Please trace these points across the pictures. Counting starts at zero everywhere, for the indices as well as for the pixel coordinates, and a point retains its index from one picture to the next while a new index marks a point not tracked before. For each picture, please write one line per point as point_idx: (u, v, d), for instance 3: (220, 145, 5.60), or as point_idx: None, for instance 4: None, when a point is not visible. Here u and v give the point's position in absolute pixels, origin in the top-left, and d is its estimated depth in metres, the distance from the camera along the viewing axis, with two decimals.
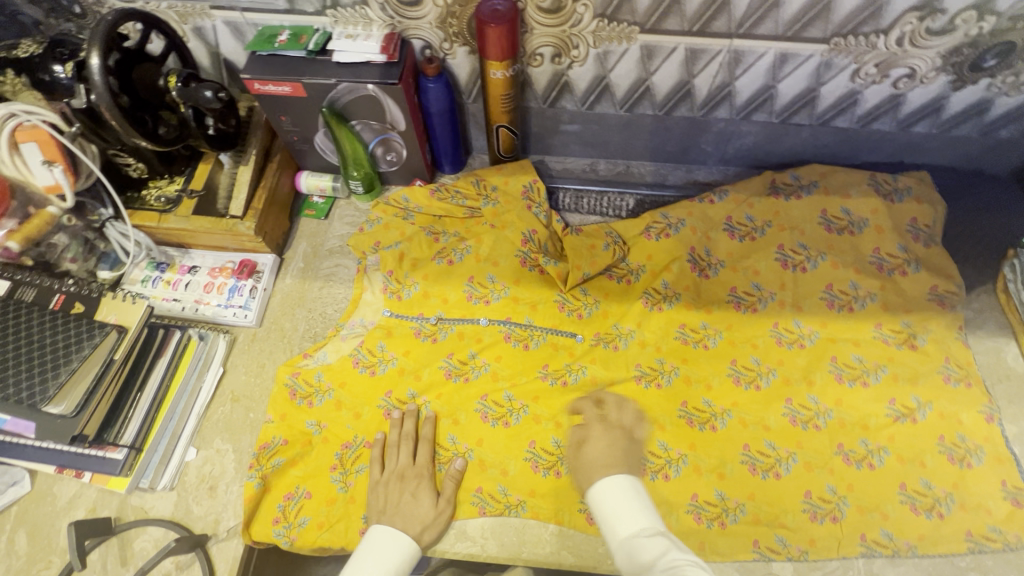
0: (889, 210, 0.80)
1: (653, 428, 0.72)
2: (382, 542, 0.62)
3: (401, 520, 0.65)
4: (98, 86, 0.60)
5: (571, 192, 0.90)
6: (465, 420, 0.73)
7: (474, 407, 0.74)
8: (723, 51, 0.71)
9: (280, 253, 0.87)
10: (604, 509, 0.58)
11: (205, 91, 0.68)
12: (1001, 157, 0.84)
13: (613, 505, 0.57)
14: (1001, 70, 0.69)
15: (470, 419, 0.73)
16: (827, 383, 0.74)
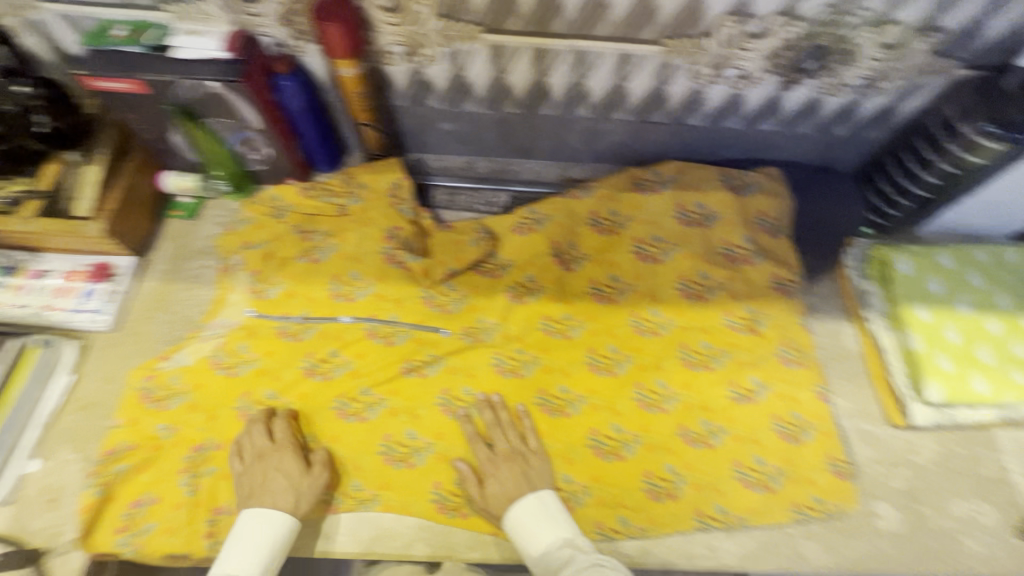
0: (738, 204, 0.85)
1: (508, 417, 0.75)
2: (251, 528, 0.64)
3: (276, 501, 0.66)
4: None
5: (446, 190, 0.93)
6: (323, 419, 0.74)
7: (332, 406, 0.74)
8: (567, 52, 0.73)
9: (142, 254, 0.84)
10: (518, 527, 0.66)
11: None
12: (841, 153, 0.90)
13: (528, 523, 0.66)
14: (821, 71, 0.75)
15: (328, 416, 0.74)
16: (677, 368, 0.79)
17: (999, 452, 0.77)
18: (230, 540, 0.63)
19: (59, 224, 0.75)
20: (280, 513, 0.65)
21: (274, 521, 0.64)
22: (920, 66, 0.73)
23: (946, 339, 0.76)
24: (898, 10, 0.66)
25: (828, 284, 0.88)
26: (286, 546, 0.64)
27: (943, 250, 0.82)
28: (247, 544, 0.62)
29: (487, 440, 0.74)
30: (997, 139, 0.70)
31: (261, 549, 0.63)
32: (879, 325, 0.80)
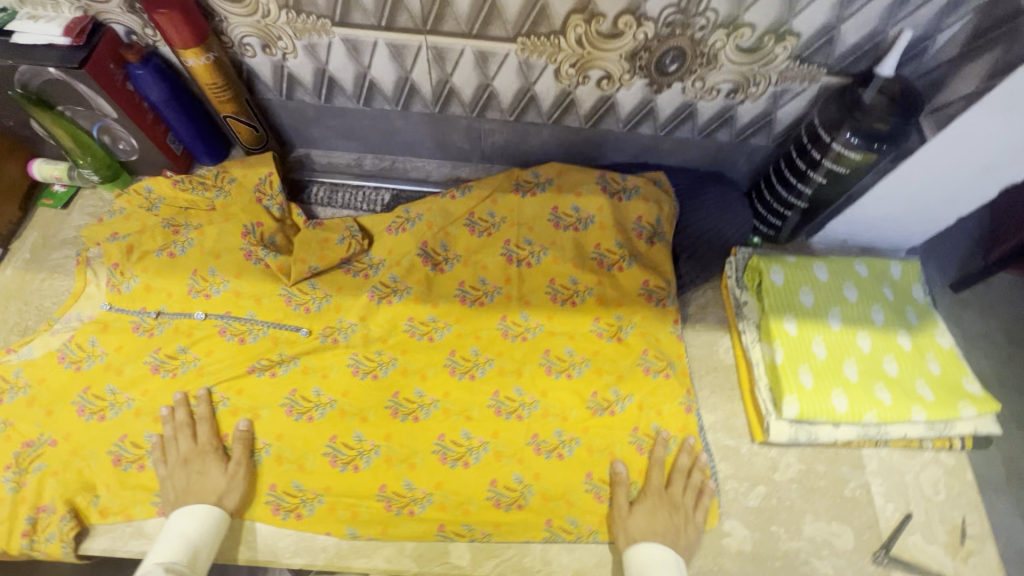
0: (614, 207, 0.82)
1: (354, 419, 0.72)
2: (194, 527, 0.62)
3: (192, 496, 0.65)
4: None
5: (326, 186, 0.91)
6: None
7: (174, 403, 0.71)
8: (423, 48, 0.72)
9: (5, 244, 0.83)
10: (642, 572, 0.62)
11: None
12: (731, 160, 0.88)
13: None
14: (686, 74, 0.73)
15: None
16: (536, 374, 0.76)
17: (865, 472, 0.74)
18: (170, 539, 0.61)
19: None
20: (203, 505, 0.64)
21: (200, 513, 0.64)
22: (784, 72, 0.71)
23: (811, 354, 0.74)
24: (746, 12, 0.64)
25: (710, 294, 0.85)
26: (218, 538, 0.64)
27: (819, 262, 0.80)
28: (186, 535, 0.61)
29: (328, 443, 0.71)
30: (856, 150, 0.68)
31: (195, 540, 0.62)
32: (749, 337, 0.78)
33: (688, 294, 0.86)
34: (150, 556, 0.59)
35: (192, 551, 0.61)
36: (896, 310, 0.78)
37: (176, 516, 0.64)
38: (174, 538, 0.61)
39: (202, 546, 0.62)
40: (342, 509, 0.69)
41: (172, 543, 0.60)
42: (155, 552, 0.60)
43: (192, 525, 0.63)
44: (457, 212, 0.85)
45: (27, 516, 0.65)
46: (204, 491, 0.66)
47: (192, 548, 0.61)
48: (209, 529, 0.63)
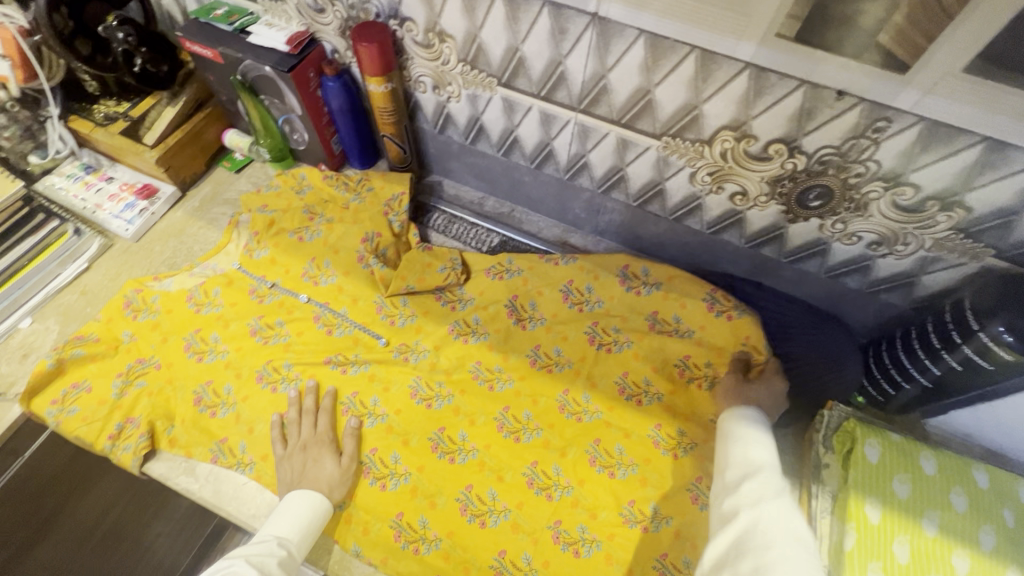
0: (720, 328, 0.79)
1: (396, 440, 0.75)
2: (303, 507, 0.67)
3: (306, 483, 0.70)
4: (40, 17, 0.75)
5: (446, 216, 0.97)
6: (247, 375, 0.80)
7: (257, 366, 0.80)
8: (572, 122, 0.75)
9: (184, 189, 0.98)
10: (734, 434, 0.68)
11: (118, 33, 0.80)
12: (854, 308, 0.81)
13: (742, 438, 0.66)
14: (828, 214, 0.69)
15: (250, 376, 0.79)
16: (579, 461, 0.74)
17: None
18: (285, 517, 0.66)
19: (127, 144, 0.91)
20: (317, 494, 0.68)
21: (311, 499, 0.68)
22: (940, 240, 0.65)
23: (889, 554, 0.65)
24: (913, 172, 0.59)
25: None
26: (324, 524, 0.68)
27: (928, 452, 0.71)
28: (300, 517, 0.66)
29: (367, 454, 0.74)
30: (1007, 349, 0.60)
31: (307, 522, 0.66)
32: (820, 506, 0.70)
33: None
34: (266, 528, 0.65)
35: (306, 536, 0.65)
36: (1016, 543, 0.65)
37: (294, 493, 0.69)
38: (291, 516, 0.66)
39: (314, 530, 0.66)
40: (355, 524, 0.71)
41: (287, 520, 0.65)
42: (270, 524, 0.65)
43: (307, 508, 0.67)
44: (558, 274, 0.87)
45: (117, 422, 0.75)
46: (316, 478, 0.70)
47: (307, 534, 0.65)
48: (319, 517, 0.67)
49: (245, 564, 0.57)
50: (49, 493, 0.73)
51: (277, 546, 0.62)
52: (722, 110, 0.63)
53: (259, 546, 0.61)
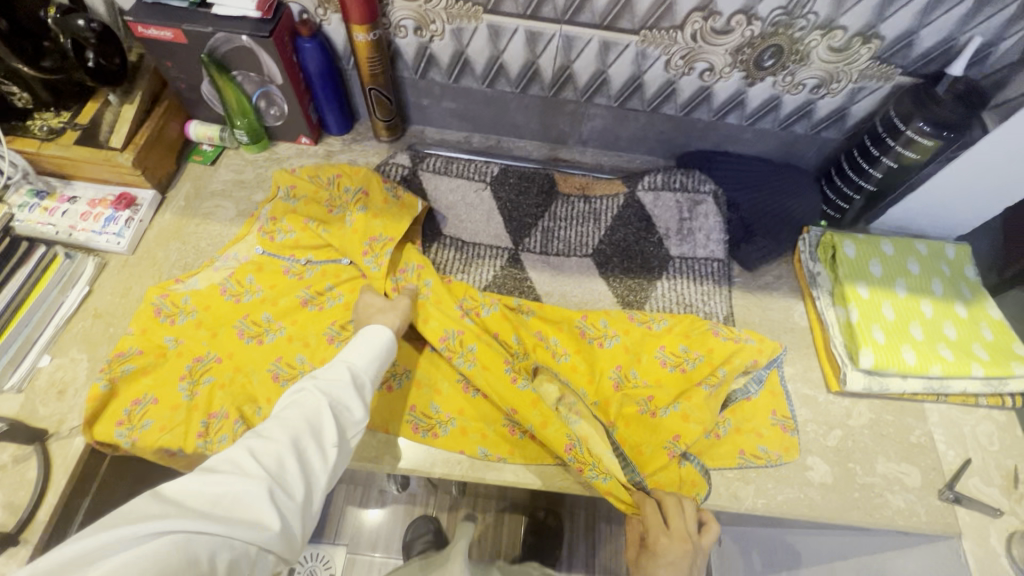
0: (697, 189, 0.96)
1: None
2: (373, 339, 0.69)
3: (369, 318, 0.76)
4: None
5: (442, 158, 1.00)
6: (315, 342, 0.81)
7: (324, 330, 0.81)
8: (556, 35, 0.84)
9: (162, 190, 0.93)
10: None
11: (76, 20, 0.76)
12: (802, 152, 0.99)
13: None
14: (779, 69, 0.85)
15: (320, 341, 0.81)
16: (652, 364, 0.83)
17: (928, 422, 0.83)
18: (353, 342, 0.68)
19: (92, 152, 0.84)
20: (380, 327, 0.71)
21: (382, 334, 0.70)
22: (864, 70, 0.83)
23: (881, 316, 0.84)
24: (842, 16, 0.76)
25: (783, 267, 0.96)
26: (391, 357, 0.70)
27: (885, 239, 0.91)
28: (369, 349, 0.67)
29: (459, 374, 0.81)
30: (927, 137, 0.79)
31: (377, 356, 0.68)
32: (823, 301, 0.89)
33: (764, 266, 0.96)
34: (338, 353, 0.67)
35: (371, 363, 0.66)
36: (951, 284, 0.89)
37: (365, 330, 0.70)
38: (363, 347, 0.67)
39: (380, 356, 0.68)
40: (473, 432, 0.77)
41: (357, 350, 0.67)
42: (343, 351, 0.67)
43: (377, 346, 0.68)
44: (557, 204, 0.99)
45: (201, 420, 0.73)
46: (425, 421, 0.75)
47: (373, 362, 0.67)
48: (387, 349, 0.69)
49: (313, 392, 0.60)
50: None
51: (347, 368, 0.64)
52: None
53: (331, 368, 0.64)
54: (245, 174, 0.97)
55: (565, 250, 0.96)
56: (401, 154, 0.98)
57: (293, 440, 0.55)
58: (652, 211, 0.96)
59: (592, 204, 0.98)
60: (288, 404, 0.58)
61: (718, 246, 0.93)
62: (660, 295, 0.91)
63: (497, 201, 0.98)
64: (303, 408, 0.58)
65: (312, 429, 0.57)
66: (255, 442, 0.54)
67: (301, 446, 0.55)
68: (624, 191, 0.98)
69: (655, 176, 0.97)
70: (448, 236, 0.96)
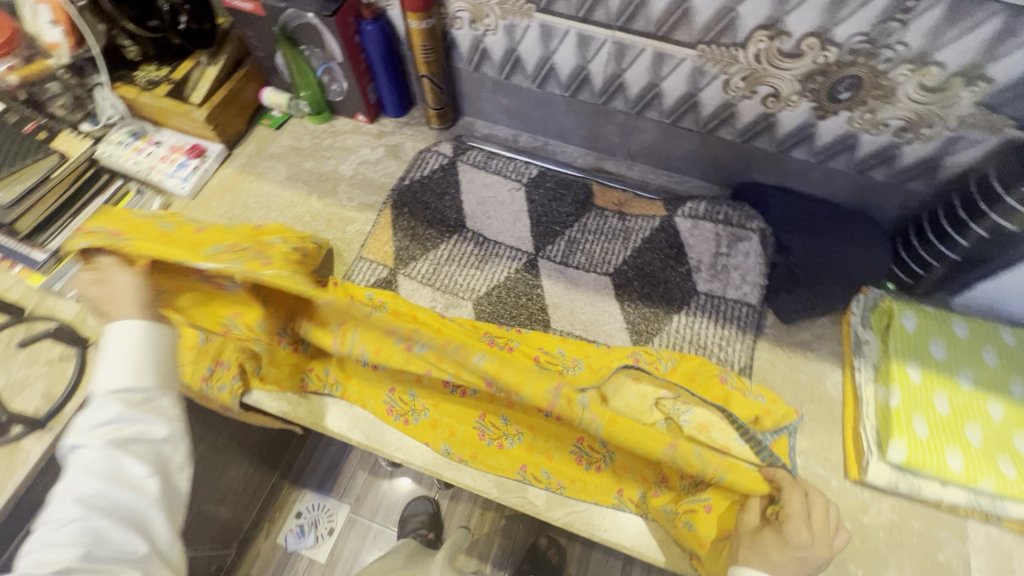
0: (738, 225, 0.88)
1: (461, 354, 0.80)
2: (125, 347, 0.59)
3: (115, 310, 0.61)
4: None
5: (483, 153, 1.00)
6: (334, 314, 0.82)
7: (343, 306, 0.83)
8: (608, 41, 0.80)
9: (230, 147, 1.02)
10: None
11: None
12: (880, 202, 0.87)
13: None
14: (856, 105, 0.74)
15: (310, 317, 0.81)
16: (644, 396, 0.74)
17: (966, 544, 0.69)
18: (104, 362, 0.59)
19: (175, 105, 0.94)
20: (121, 325, 0.60)
21: (129, 335, 0.60)
22: (965, 117, 0.70)
23: (931, 407, 0.72)
24: (939, 51, 0.64)
25: (827, 326, 0.84)
26: (165, 342, 0.62)
27: (961, 319, 0.78)
28: (122, 359, 0.59)
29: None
30: None
31: (134, 359, 0.59)
32: (863, 375, 0.77)
33: (805, 322, 0.85)
34: (95, 384, 0.59)
35: (136, 372, 0.59)
36: None
37: (105, 335, 0.60)
38: (111, 362, 0.59)
39: (148, 355, 0.60)
40: (442, 428, 0.77)
41: (109, 369, 0.59)
42: (95, 377, 0.59)
43: (124, 352, 0.59)
44: (588, 216, 0.95)
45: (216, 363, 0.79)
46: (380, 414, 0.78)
47: (138, 368, 0.59)
48: (144, 346, 0.60)
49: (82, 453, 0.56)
50: None
51: (111, 399, 0.58)
52: (758, 8, 0.68)
53: (98, 411, 0.57)
54: (303, 142, 1.04)
55: (585, 265, 0.91)
56: (445, 144, 1.01)
57: (84, 507, 0.54)
58: (686, 239, 0.89)
59: (625, 222, 0.93)
60: (72, 479, 0.55)
61: (751, 290, 0.85)
62: (675, 330, 0.84)
63: (528, 204, 0.96)
64: (86, 473, 0.55)
65: (111, 482, 0.55)
66: (48, 530, 0.54)
67: (95, 508, 0.54)
68: (662, 215, 0.92)
69: (699, 204, 0.91)
70: (471, 231, 0.94)
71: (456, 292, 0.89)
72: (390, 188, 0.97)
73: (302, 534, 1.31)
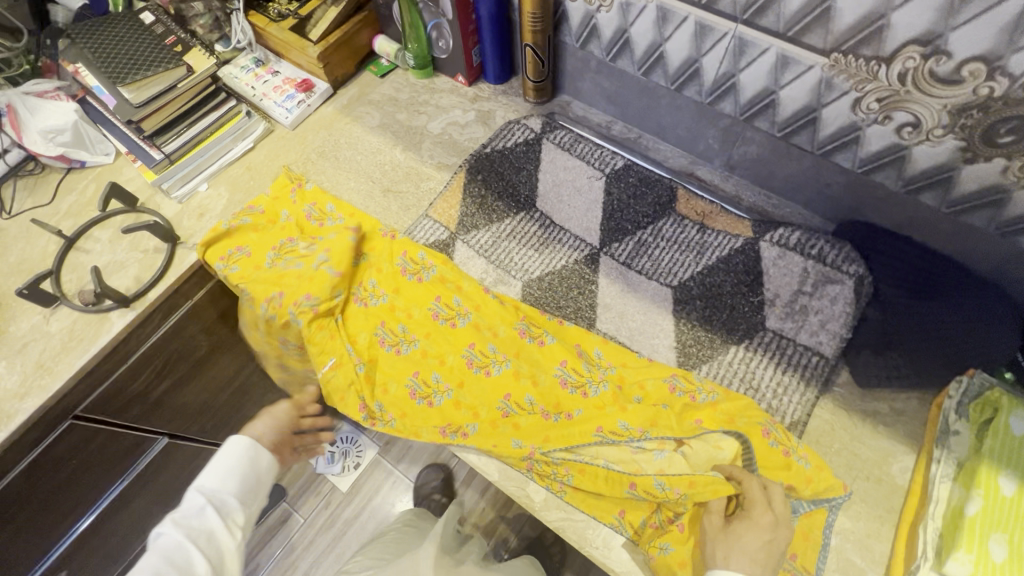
0: (831, 268, 0.78)
1: (489, 333, 0.79)
2: (229, 456, 0.69)
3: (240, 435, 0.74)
4: None
5: (571, 134, 0.96)
6: (381, 271, 0.85)
7: (396, 261, 0.85)
8: (729, 35, 0.72)
9: (336, 87, 1.07)
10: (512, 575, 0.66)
11: None
12: (1022, 276, 0.72)
13: None
14: (1018, 152, 0.61)
15: (357, 271, 0.86)
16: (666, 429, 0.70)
17: None
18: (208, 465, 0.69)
19: (295, 39, 1.00)
20: (240, 440, 0.71)
21: (239, 445, 0.70)
22: None
23: (1019, 528, 0.60)
24: None
25: (913, 403, 0.73)
26: (258, 469, 0.71)
27: None
28: (224, 467, 0.68)
29: (465, 349, 0.78)
30: None
31: (239, 471, 0.69)
32: (941, 471, 0.65)
33: (887, 391, 0.74)
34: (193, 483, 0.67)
35: (230, 478, 0.68)
36: None
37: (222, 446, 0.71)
38: (213, 467, 0.68)
39: (245, 465, 0.70)
40: (466, 408, 0.76)
41: (214, 472, 0.68)
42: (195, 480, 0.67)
43: (234, 454, 0.70)
44: (665, 222, 0.89)
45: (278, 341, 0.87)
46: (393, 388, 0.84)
47: (231, 478, 0.68)
48: (248, 462, 0.70)
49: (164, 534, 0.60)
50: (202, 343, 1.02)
51: (202, 497, 0.65)
52: (916, 18, 0.57)
53: (189, 504, 0.64)
54: (402, 94, 1.06)
55: (648, 271, 0.86)
56: (534, 119, 0.98)
57: None
58: (768, 268, 0.80)
59: (704, 235, 0.86)
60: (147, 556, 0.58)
61: (829, 340, 0.75)
62: (728, 363, 0.77)
63: (605, 196, 0.91)
64: (167, 555, 0.59)
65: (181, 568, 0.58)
66: None
67: None
68: (747, 236, 0.84)
69: (791, 233, 0.81)
70: (540, 211, 0.92)
71: (510, 271, 0.87)
72: (470, 153, 0.97)
73: (332, 460, 1.26)
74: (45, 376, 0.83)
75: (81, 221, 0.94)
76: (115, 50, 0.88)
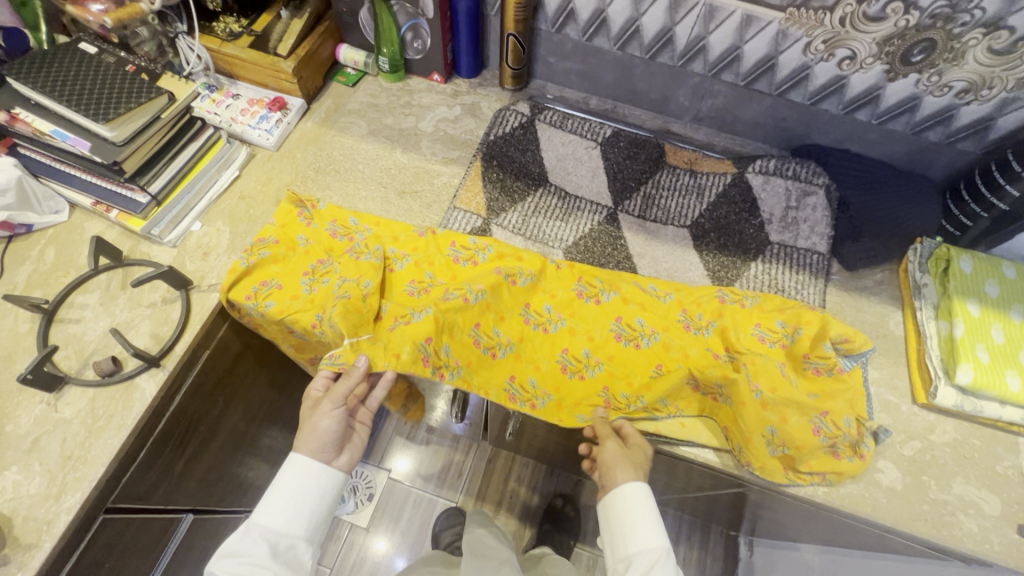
0: (800, 184, 0.96)
1: (545, 295, 0.86)
2: (288, 485, 0.72)
3: (305, 446, 0.73)
4: None
5: (558, 113, 1.04)
6: (438, 261, 0.86)
7: (446, 252, 0.87)
8: (700, 4, 0.86)
9: (309, 101, 1.03)
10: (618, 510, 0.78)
11: None
12: (931, 162, 0.96)
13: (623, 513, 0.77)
14: (926, 67, 0.82)
15: (411, 266, 0.85)
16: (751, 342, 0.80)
17: (1020, 456, 0.78)
18: (268, 492, 0.72)
19: (261, 57, 0.95)
20: (297, 462, 0.73)
21: (300, 473, 0.72)
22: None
23: (989, 336, 0.80)
24: (1012, 15, 0.73)
25: (886, 274, 0.93)
26: (321, 501, 0.74)
27: (1009, 263, 0.86)
28: (282, 505, 0.71)
29: (522, 310, 0.85)
30: None
31: (303, 509, 0.72)
32: (925, 314, 0.86)
33: (866, 269, 0.94)
34: (256, 513, 0.71)
35: (291, 517, 0.72)
36: None
37: (281, 472, 0.72)
38: (272, 502, 0.71)
39: (306, 503, 0.72)
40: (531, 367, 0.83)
41: (275, 511, 0.71)
42: (259, 510, 0.71)
43: (289, 490, 0.72)
44: (664, 174, 1.00)
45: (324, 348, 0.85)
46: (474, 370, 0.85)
47: (290, 516, 0.71)
48: (313, 497, 0.73)
49: (224, 568, 0.66)
50: (221, 393, 0.90)
51: (262, 539, 0.69)
52: None
53: (249, 543, 0.69)
54: (380, 99, 1.05)
55: (662, 218, 0.97)
56: (521, 104, 1.04)
57: None
58: (759, 194, 0.96)
59: (697, 179, 0.99)
60: None
61: (820, 240, 0.93)
62: (753, 276, 0.91)
63: (604, 161, 1.00)
64: None
65: None
66: None
67: None
68: (732, 171, 0.99)
69: (768, 161, 0.98)
70: (554, 185, 0.99)
71: (548, 242, 0.93)
72: (474, 144, 1.01)
73: (342, 500, 1.34)
74: (80, 467, 0.71)
75: (53, 290, 0.81)
76: (74, 87, 0.78)
